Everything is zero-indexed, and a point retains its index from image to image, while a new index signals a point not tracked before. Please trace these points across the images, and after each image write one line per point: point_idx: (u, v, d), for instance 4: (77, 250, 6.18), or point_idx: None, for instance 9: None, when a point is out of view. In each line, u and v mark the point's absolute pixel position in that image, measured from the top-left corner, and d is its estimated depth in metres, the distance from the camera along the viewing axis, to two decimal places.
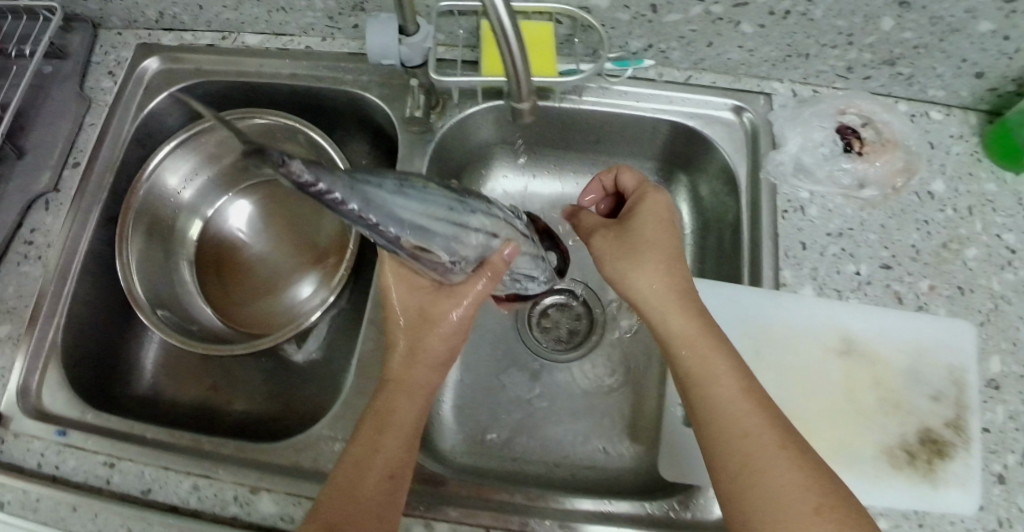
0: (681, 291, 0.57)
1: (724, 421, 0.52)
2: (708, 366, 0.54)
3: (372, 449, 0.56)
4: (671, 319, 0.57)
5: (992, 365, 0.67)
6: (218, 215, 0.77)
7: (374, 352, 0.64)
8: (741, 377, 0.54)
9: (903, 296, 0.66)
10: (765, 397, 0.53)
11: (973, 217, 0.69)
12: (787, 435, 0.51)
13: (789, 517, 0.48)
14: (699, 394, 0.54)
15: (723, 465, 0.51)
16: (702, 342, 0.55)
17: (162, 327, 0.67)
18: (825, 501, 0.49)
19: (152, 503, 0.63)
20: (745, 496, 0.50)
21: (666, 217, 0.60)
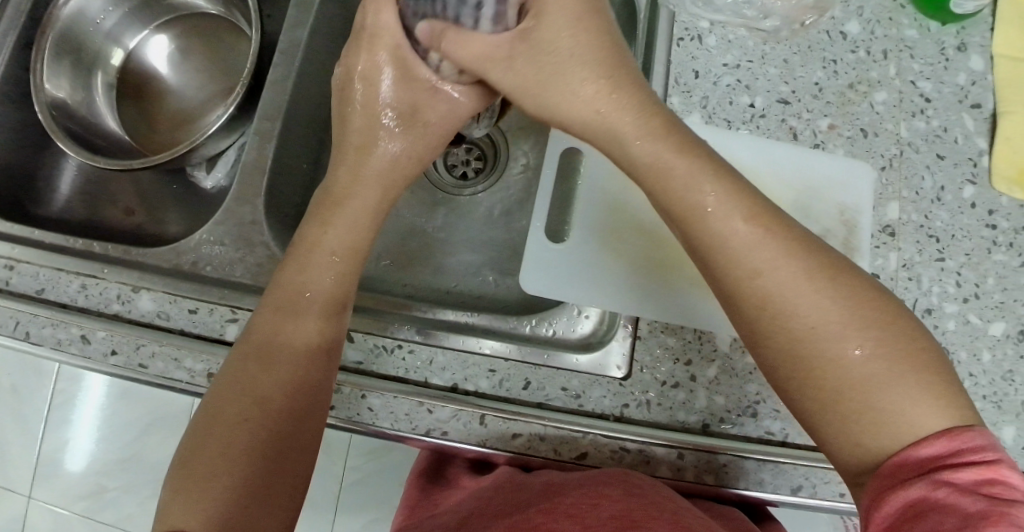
0: (622, 111, 0.52)
1: (731, 266, 0.49)
2: (744, 232, 0.49)
3: (295, 293, 0.55)
4: (628, 146, 0.52)
5: (890, 211, 0.64)
6: (139, 47, 0.79)
7: (257, 162, 0.66)
8: (732, 209, 0.49)
9: (798, 132, 0.65)
10: (805, 253, 0.49)
11: (887, 61, 0.67)
12: (807, 264, 0.48)
13: (828, 354, 0.46)
14: (695, 237, 0.50)
15: (744, 316, 0.49)
16: (683, 177, 0.50)
17: (72, 148, 0.69)
18: (877, 337, 0.46)
19: (44, 302, 0.64)
20: (772, 342, 0.48)
21: (578, 9, 0.52)
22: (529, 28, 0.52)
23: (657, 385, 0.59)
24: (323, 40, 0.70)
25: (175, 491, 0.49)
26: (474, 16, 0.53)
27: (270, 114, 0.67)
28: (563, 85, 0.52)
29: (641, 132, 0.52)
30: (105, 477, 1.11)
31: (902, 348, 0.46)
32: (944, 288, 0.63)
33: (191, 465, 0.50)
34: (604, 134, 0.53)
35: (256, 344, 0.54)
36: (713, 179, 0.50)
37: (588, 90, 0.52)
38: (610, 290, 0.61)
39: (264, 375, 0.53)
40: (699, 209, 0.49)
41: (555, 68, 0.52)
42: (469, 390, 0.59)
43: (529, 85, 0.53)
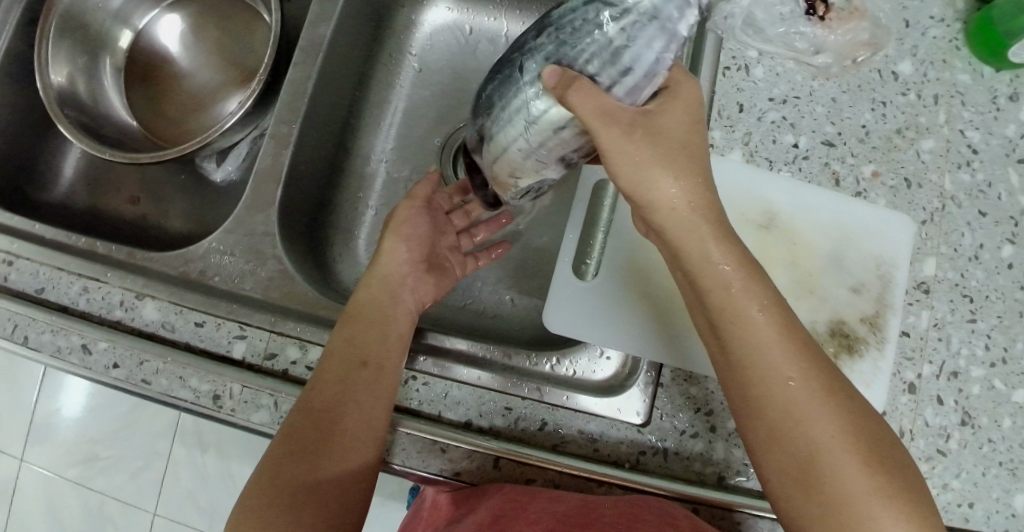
0: (708, 214, 0.51)
1: (761, 368, 0.48)
2: (771, 336, 0.49)
3: (386, 282, 0.61)
4: (704, 244, 0.50)
5: (926, 267, 0.62)
6: (149, 26, 0.75)
7: (270, 169, 0.63)
8: (775, 316, 0.49)
9: (840, 178, 0.63)
10: (825, 366, 0.49)
11: (938, 107, 0.64)
12: (832, 382, 0.49)
13: (835, 469, 0.46)
14: (731, 335, 0.50)
15: (761, 419, 0.48)
16: (737, 281, 0.50)
17: (74, 134, 0.66)
18: (875, 460, 0.47)
19: (44, 303, 0.62)
20: (785, 446, 0.48)
21: (697, 112, 0.52)
22: (654, 111, 0.51)
23: (676, 434, 0.57)
24: (343, 38, 0.66)
25: (286, 441, 0.53)
26: (614, 79, 0.50)
27: (287, 117, 0.63)
28: (660, 175, 0.50)
29: (717, 236, 0.51)
30: (99, 445, 1.04)
31: (896, 476, 0.47)
32: (972, 350, 0.61)
33: (291, 417, 0.54)
34: (684, 235, 0.51)
35: (339, 353, 0.56)
36: (761, 291, 0.50)
37: (681, 184, 0.50)
38: (635, 333, 0.60)
39: (358, 342, 0.57)
40: (743, 308, 0.49)
41: (666, 151, 0.50)
42: (482, 427, 0.58)
43: (638, 159, 0.50)
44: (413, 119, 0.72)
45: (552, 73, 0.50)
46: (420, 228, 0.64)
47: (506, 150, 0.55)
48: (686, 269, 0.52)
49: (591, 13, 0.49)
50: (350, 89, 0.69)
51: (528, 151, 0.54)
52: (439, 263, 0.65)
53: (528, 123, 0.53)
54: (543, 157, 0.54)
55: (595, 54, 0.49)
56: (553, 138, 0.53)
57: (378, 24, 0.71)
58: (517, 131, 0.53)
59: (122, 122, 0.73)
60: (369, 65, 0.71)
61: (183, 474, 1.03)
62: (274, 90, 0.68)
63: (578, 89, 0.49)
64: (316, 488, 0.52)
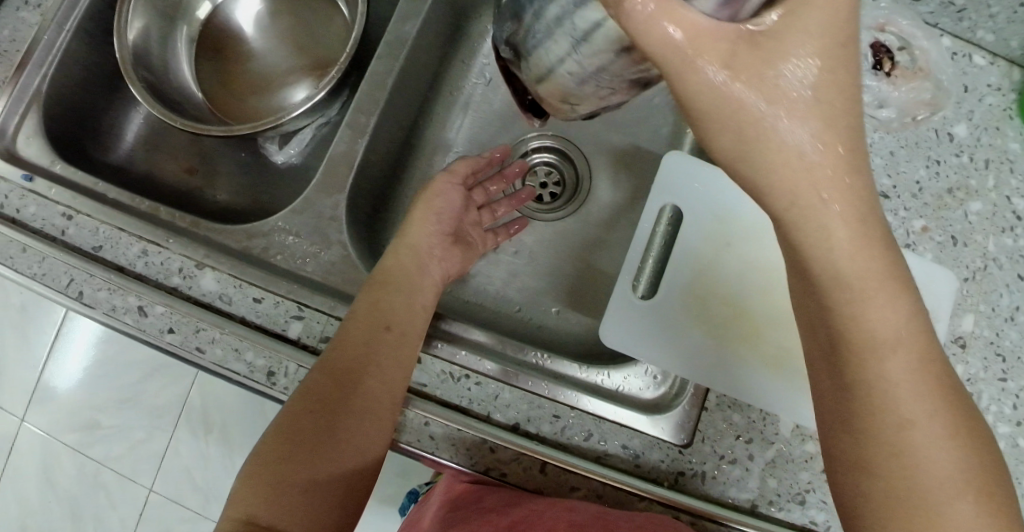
0: (849, 223, 0.41)
1: (865, 358, 0.44)
2: (897, 364, 0.43)
3: (414, 253, 0.63)
4: (832, 253, 0.42)
5: (964, 323, 0.65)
6: (228, 3, 0.75)
7: (341, 157, 0.63)
8: (893, 305, 0.43)
9: (892, 229, 0.65)
10: (946, 388, 0.45)
11: (988, 171, 0.66)
12: (940, 378, 0.44)
13: (944, 510, 0.43)
14: (851, 360, 0.44)
15: (855, 408, 0.45)
16: (874, 300, 0.43)
17: (147, 99, 0.66)
18: (987, 500, 0.43)
19: (100, 261, 0.62)
20: (886, 479, 0.44)
21: (837, 41, 0.39)
22: (760, 33, 0.38)
23: (715, 458, 0.58)
24: (425, 38, 0.67)
25: (304, 398, 0.54)
26: None
27: (366, 108, 0.64)
28: (774, 130, 0.40)
29: (852, 245, 0.41)
30: (101, 413, 1.03)
31: (1006, 516, 0.44)
32: (1000, 407, 0.63)
33: (312, 374, 0.55)
34: (809, 234, 0.42)
35: (361, 316, 0.58)
36: (901, 315, 0.43)
37: (818, 152, 0.40)
38: (683, 357, 0.61)
39: (384, 308, 0.58)
40: (872, 334, 0.43)
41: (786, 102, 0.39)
42: (530, 432, 0.59)
43: (739, 112, 0.40)
44: (479, 123, 0.74)
45: None
46: (451, 204, 0.66)
47: (551, 73, 0.41)
48: (789, 244, 0.43)
49: None
50: (424, 88, 0.70)
51: (582, 75, 0.40)
52: (465, 237, 0.68)
53: (576, 39, 0.38)
54: (603, 83, 0.40)
55: None
56: (613, 62, 0.39)
57: (456, 28, 0.72)
58: (563, 50, 0.39)
59: (190, 92, 0.74)
60: (444, 65, 0.72)
61: (184, 453, 1.01)
62: (351, 79, 0.68)
63: (643, 1, 0.36)
64: (334, 446, 0.54)
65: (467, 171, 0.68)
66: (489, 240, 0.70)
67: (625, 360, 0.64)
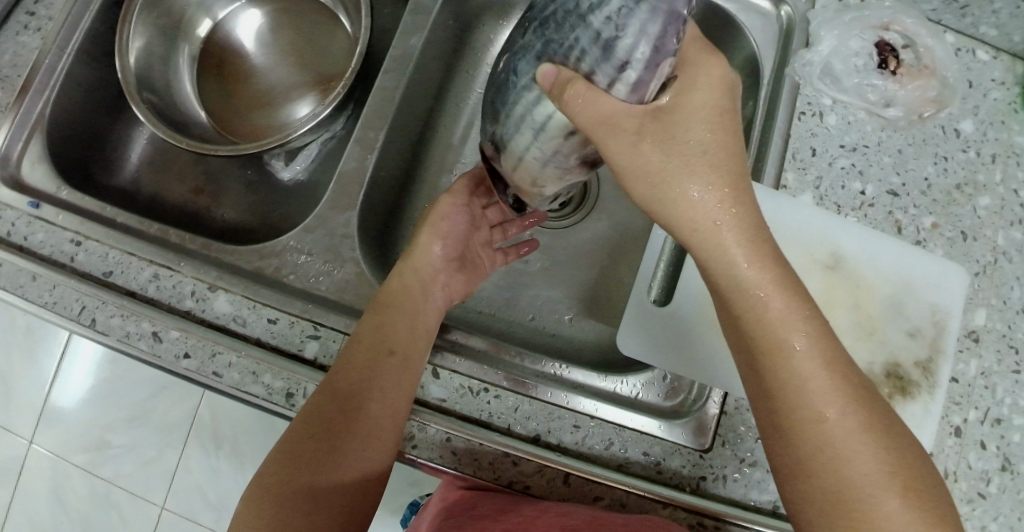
0: (735, 230, 0.49)
1: (795, 398, 0.49)
2: (810, 367, 0.49)
3: (417, 275, 0.62)
4: (733, 267, 0.50)
5: (977, 317, 0.65)
6: (229, 19, 0.75)
7: (351, 174, 0.63)
8: (816, 347, 0.49)
9: (903, 227, 0.65)
10: (857, 385, 0.49)
11: (995, 165, 0.67)
12: (872, 416, 0.49)
13: (872, 503, 0.46)
14: (768, 365, 0.49)
15: (793, 448, 0.49)
16: (775, 306, 0.49)
17: (151, 120, 0.66)
18: (913, 491, 0.47)
19: (112, 286, 0.61)
20: (816, 477, 0.48)
21: (722, 104, 0.50)
22: (665, 108, 0.51)
23: (738, 462, 0.58)
24: (430, 50, 0.67)
25: (306, 420, 0.55)
26: (613, 76, 0.51)
27: (374, 123, 0.64)
28: (684, 181, 0.50)
29: (750, 257, 0.49)
30: (110, 434, 1.02)
31: (933, 507, 0.47)
32: (1016, 399, 0.64)
33: (316, 397, 0.55)
34: (710, 253, 0.50)
35: (365, 340, 0.57)
36: (805, 320, 0.49)
37: (706, 192, 0.49)
38: (700, 364, 0.61)
39: (387, 331, 0.58)
40: (785, 341, 0.49)
41: (685, 158, 0.50)
42: (551, 443, 0.59)
43: (656, 168, 0.50)
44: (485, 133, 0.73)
45: (547, 72, 0.51)
46: (458, 223, 0.66)
47: (520, 159, 0.58)
48: (717, 293, 0.51)
49: (574, 7, 0.51)
50: (430, 100, 0.70)
51: (541, 158, 0.57)
52: (471, 259, 0.67)
53: (536, 131, 0.55)
54: (559, 163, 0.57)
55: (586, 50, 0.50)
56: (562, 144, 0.55)
57: (460, 39, 0.71)
58: (527, 140, 0.56)
59: (192, 110, 0.72)
60: (449, 76, 0.72)
61: (194, 470, 1.00)
62: (356, 93, 0.68)
63: (572, 92, 0.50)
64: (336, 470, 0.54)
65: (470, 188, 0.67)
66: (496, 261, 0.69)
67: (641, 367, 0.64)
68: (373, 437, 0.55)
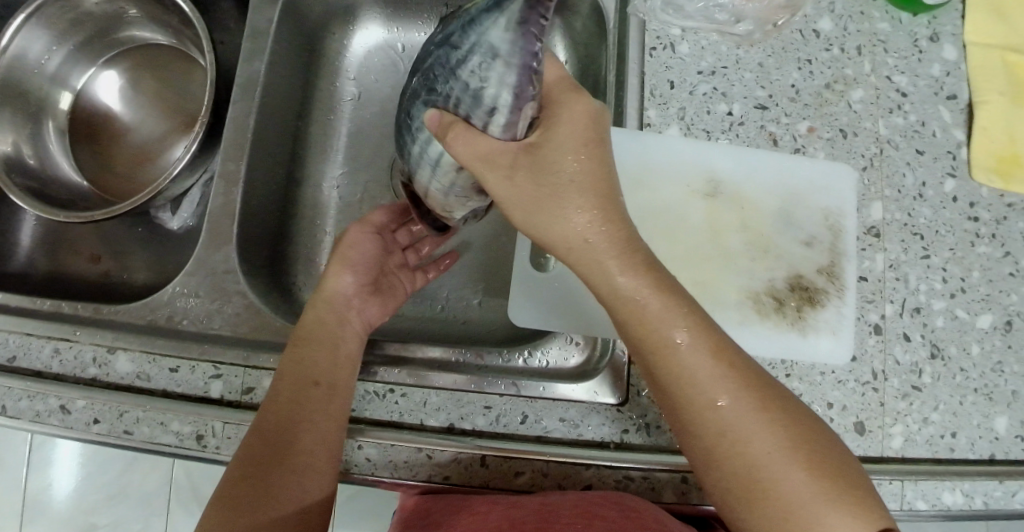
0: (611, 242, 0.47)
1: (689, 389, 0.47)
2: (696, 359, 0.47)
3: (331, 305, 0.61)
4: (609, 273, 0.47)
5: (874, 212, 0.64)
6: (87, 85, 0.75)
7: (222, 210, 0.63)
8: (699, 336, 0.47)
9: (778, 138, 0.64)
10: (747, 367, 0.48)
11: (862, 57, 0.65)
12: (766, 395, 0.47)
13: (779, 483, 0.45)
14: (656, 362, 0.47)
15: (697, 440, 0.47)
16: (654, 304, 0.47)
17: (28, 202, 0.66)
18: (817, 466, 0.46)
19: (18, 370, 0.62)
20: (725, 465, 0.46)
21: (589, 131, 0.48)
22: (537, 144, 0.48)
23: (655, 406, 0.58)
24: (280, 72, 0.67)
25: (242, 465, 0.53)
26: (485, 119, 0.49)
27: (234, 155, 0.64)
28: (555, 209, 0.47)
29: (624, 263, 0.47)
30: (94, 514, 1.02)
31: (841, 478, 0.46)
32: (930, 284, 0.62)
33: (246, 442, 0.54)
34: (589, 267, 0.48)
35: (290, 377, 0.56)
36: (685, 311, 0.47)
37: (583, 213, 0.47)
38: (598, 317, 0.62)
39: (305, 365, 0.57)
40: (668, 334, 0.47)
41: (553, 187, 0.47)
42: (465, 430, 0.58)
43: (532, 200, 0.48)
44: (358, 140, 0.73)
45: (431, 117, 0.50)
46: (367, 253, 0.64)
47: (427, 191, 0.57)
48: (601, 297, 0.49)
49: (446, 57, 0.49)
50: (294, 120, 0.70)
51: (444, 190, 0.55)
52: (385, 283, 0.66)
53: (432, 166, 0.54)
54: (460, 193, 0.55)
55: (459, 97, 0.49)
56: (457, 177, 0.54)
57: (313, 54, 0.72)
58: (428, 174, 0.55)
59: (74, 182, 0.73)
60: (309, 93, 0.72)
61: (183, 530, 1.01)
62: (219, 130, 0.68)
63: (449, 141, 0.49)
64: (275, 511, 0.52)
65: (380, 221, 0.67)
66: (418, 279, 0.68)
67: (542, 336, 0.64)
68: (312, 467, 0.54)
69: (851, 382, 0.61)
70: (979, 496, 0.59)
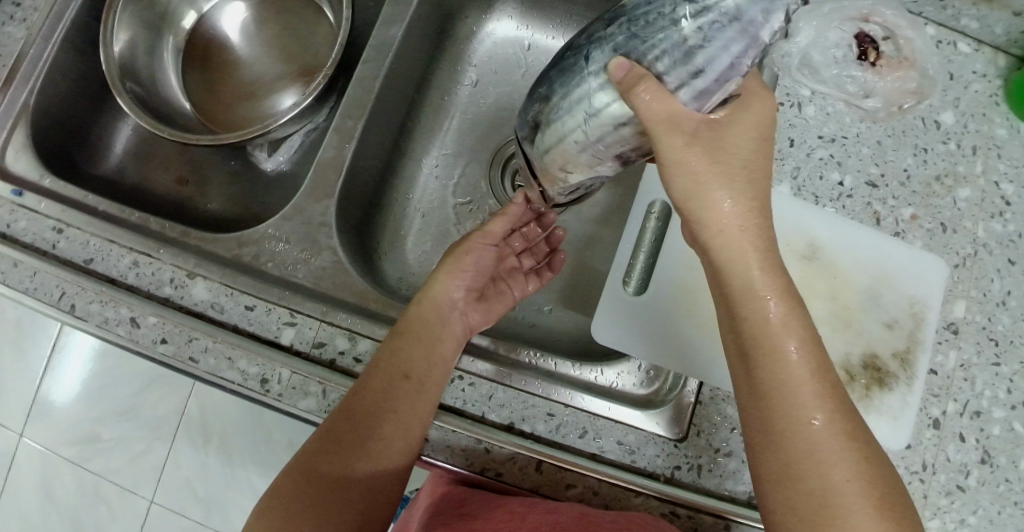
0: (758, 240, 0.49)
1: (787, 401, 0.48)
2: (802, 372, 0.48)
3: (437, 304, 0.60)
4: (749, 269, 0.49)
5: (956, 309, 0.65)
6: (212, 12, 0.76)
7: (329, 164, 0.64)
8: (811, 355, 0.49)
9: (881, 218, 0.65)
10: (843, 398, 0.49)
11: (975, 158, 0.66)
12: (854, 427, 0.48)
13: (847, 512, 0.46)
14: (762, 366, 0.49)
15: (777, 453, 0.48)
16: (780, 313, 0.49)
17: (136, 112, 0.66)
18: (886, 507, 0.46)
19: (93, 274, 0.61)
20: (798, 485, 0.47)
21: (766, 129, 0.50)
22: (721, 123, 0.49)
23: (711, 451, 0.58)
24: (411, 41, 0.68)
25: (319, 441, 0.54)
26: (683, 80, 0.47)
27: (353, 113, 0.64)
28: (716, 189, 0.49)
29: (765, 264, 0.49)
30: (101, 426, 1.02)
31: (905, 525, 0.46)
32: (995, 392, 0.63)
33: (329, 418, 0.55)
34: (732, 255, 0.49)
35: (383, 361, 0.57)
36: (803, 326, 0.49)
37: (736, 203, 0.49)
38: (676, 352, 0.62)
39: (401, 355, 0.57)
40: (782, 342, 0.48)
41: (726, 169, 0.49)
42: (524, 431, 0.59)
43: (698, 175, 0.49)
44: (466, 125, 0.73)
45: (619, 65, 0.48)
46: (480, 262, 0.64)
47: (561, 141, 0.52)
48: (726, 291, 0.50)
49: (667, 7, 0.46)
50: (410, 91, 0.70)
51: (585, 144, 0.51)
52: (489, 293, 0.65)
53: (588, 115, 0.50)
54: (599, 152, 0.52)
55: (666, 52, 0.47)
56: (612, 135, 0.50)
57: (440, 31, 0.72)
58: (576, 122, 0.51)
59: (178, 103, 0.73)
60: (430, 68, 0.72)
61: (184, 463, 1.00)
62: (338, 84, 0.69)
63: (644, 92, 0.46)
64: (343, 494, 0.53)
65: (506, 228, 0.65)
66: (531, 285, 0.68)
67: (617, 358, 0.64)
68: (383, 459, 0.54)
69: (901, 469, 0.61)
70: None
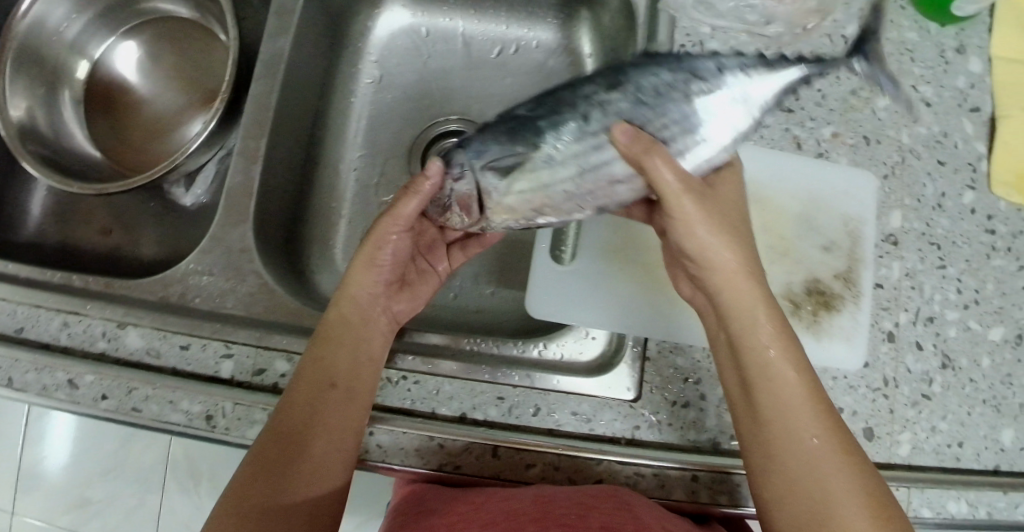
0: (755, 281, 0.55)
1: (785, 423, 0.53)
2: (800, 395, 0.53)
3: (357, 304, 0.59)
4: (750, 306, 0.54)
5: (893, 220, 0.64)
6: (105, 56, 0.74)
7: (241, 189, 0.63)
8: (807, 382, 0.54)
9: (802, 142, 0.65)
10: (838, 417, 0.54)
11: (889, 65, 0.65)
12: (848, 443, 0.53)
13: (842, 518, 0.51)
14: (761, 391, 0.53)
15: (778, 467, 0.53)
16: (775, 345, 0.54)
17: (42, 172, 0.65)
18: (880, 513, 0.51)
19: (25, 342, 0.60)
20: (801, 496, 0.52)
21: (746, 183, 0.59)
22: (713, 181, 0.57)
23: (667, 405, 0.58)
24: (304, 51, 0.66)
25: (254, 462, 0.54)
26: (679, 142, 0.54)
27: (255, 133, 0.63)
28: (706, 243, 0.54)
29: (766, 299, 0.55)
30: (90, 488, 1.02)
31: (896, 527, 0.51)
32: (945, 294, 0.63)
33: (261, 439, 0.55)
34: (735, 296, 0.54)
35: (309, 372, 0.56)
36: (796, 354, 0.54)
37: (728, 251, 0.54)
38: (619, 313, 0.62)
39: (326, 363, 0.56)
40: (778, 370, 0.53)
41: (719, 222, 0.55)
42: (477, 420, 0.58)
43: (696, 230, 0.54)
44: (378, 125, 0.72)
45: (623, 130, 0.52)
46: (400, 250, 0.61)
47: (546, 188, 0.54)
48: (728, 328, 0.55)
49: (681, 83, 0.53)
50: (314, 101, 0.69)
51: (574, 192, 0.54)
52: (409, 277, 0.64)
53: (580, 167, 0.53)
54: (586, 201, 0.54)
55: (674, 120, 0.53)
56: (604, 186, 0.54)
57: (333, 34, 0.71)
58: (568, 173, 0.54)
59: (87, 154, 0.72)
60: (329, 74, 0.71)
61: (178, 508, 1.00)
62: (239, 106, 0.68)
63: (657, 158, 0.52)
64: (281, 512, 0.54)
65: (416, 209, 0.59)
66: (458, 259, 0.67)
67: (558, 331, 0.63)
68: (322, 471, 0.55)
69: (863, 389, 0.61)
70: (982, 507, 0.59)
